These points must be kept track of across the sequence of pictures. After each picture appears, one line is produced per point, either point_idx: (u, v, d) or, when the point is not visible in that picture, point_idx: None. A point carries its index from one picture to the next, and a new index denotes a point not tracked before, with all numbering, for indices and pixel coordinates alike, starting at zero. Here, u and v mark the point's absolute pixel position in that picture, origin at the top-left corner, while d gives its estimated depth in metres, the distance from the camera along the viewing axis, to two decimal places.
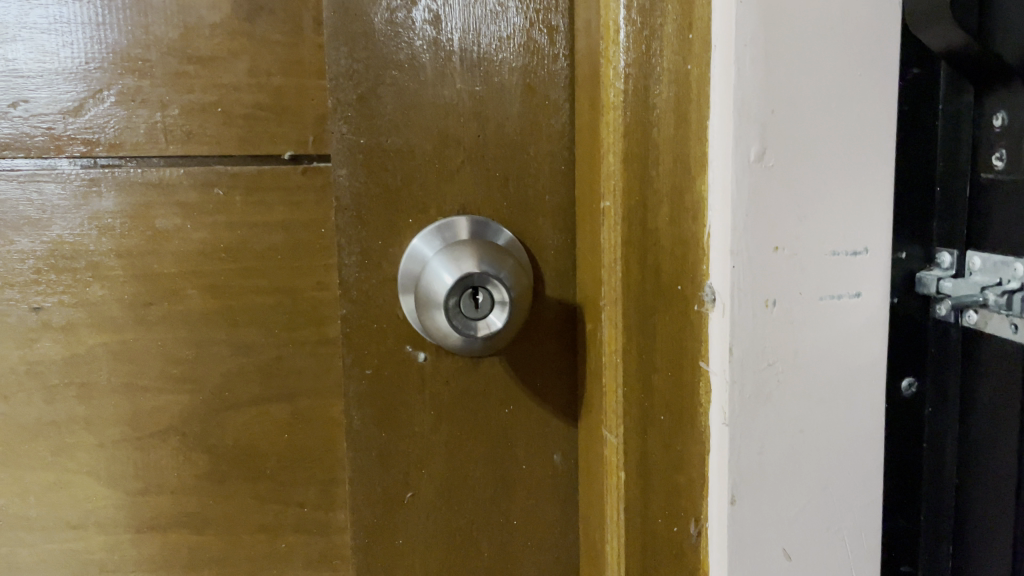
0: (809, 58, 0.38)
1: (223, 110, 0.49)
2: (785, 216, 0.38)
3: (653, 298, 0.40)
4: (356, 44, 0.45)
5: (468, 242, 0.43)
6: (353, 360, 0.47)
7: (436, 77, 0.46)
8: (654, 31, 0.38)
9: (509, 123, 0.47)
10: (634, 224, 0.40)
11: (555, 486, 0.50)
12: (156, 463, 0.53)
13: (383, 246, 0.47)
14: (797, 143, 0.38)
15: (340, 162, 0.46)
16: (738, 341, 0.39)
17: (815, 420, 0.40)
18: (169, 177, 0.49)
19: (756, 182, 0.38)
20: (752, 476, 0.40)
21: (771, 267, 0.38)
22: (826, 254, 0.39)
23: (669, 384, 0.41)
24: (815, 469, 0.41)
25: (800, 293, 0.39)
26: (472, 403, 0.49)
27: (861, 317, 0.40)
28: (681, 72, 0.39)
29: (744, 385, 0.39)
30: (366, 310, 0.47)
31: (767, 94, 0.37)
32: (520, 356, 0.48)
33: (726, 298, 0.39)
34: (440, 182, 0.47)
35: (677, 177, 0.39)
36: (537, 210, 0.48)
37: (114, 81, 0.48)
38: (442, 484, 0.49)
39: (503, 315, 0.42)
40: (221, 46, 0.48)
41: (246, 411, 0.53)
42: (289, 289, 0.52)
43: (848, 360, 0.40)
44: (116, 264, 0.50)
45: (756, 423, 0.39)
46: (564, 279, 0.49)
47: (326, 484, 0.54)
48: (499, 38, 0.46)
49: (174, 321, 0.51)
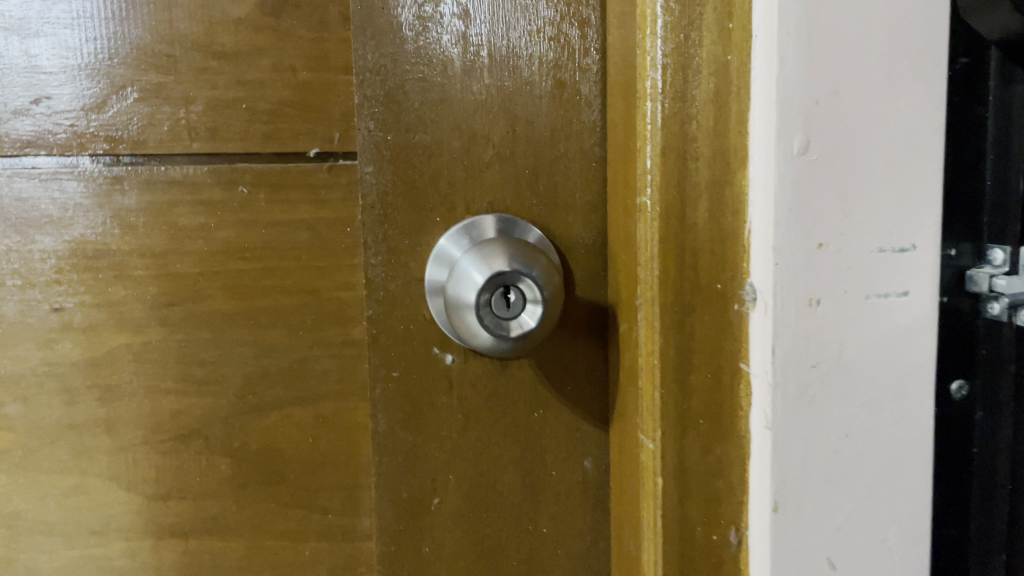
0: (855, 47, 0.36)
1: (247, 106, 0.48)
2: (829, 211, 0.37)
3: (691, 296, 0.39)
4: (383, 39, 0.44)
5: (497, 241, 0.42)
6: (379, 362, 0.46)
7: (464, 72, 0.45)
8: (693, 21, 0.37)
9: (538, 120, 0.46)
10: (671, 220, 0.39)
11: (586, 492, 0.49)
12: (177, 467, 0.52)
13: (410, 244, 0.46)
14: (842, 135, 0.37)
15: (367, 160, 0.45)
16: (781, 340, 0.37)
17: (861, 424, 0.39)
18: (193, 175, 0.49)
19: (799, 176, 0.36)
20: (796, 481, 0.38)
21: (815, 264, 0.37)
22: (873, 250, 0.38)
23: (709, 386, 0.39)
24: (862, 474, 0.39)
25: (846, 291, 0.38)
26: (501, 406, 0.47)
27: (909, 316, 0.39)
28: (721, 63, 0.37)
29: (787, 387, 0.37)
30: (393, 311, 0.46)
31: (811, 84, 0.36)
32: (551, 358, 0.47)
33: (769, 296, 0.37)
34: (469, 180, 0.46)
35: (717, 171, 0.38)
36: (568, 207, 0.47)
37: (137, 77, 0.47)
38: (469, 490, 0.48)
39: (535, 314, 0.41)
40: (245, 42, 0.47)
41: (268, 415, 0.52)
42: (313, 289, 0.51)
43: (896, 361, 0.39)
44: (139, 264, 0.49)
45: (799, 426, 0.38)
46: (595, 279, 0.47)
47: (350, 490, 0.53)
48: (529, 32, 0.45)
49: (197, 322, 0.50)
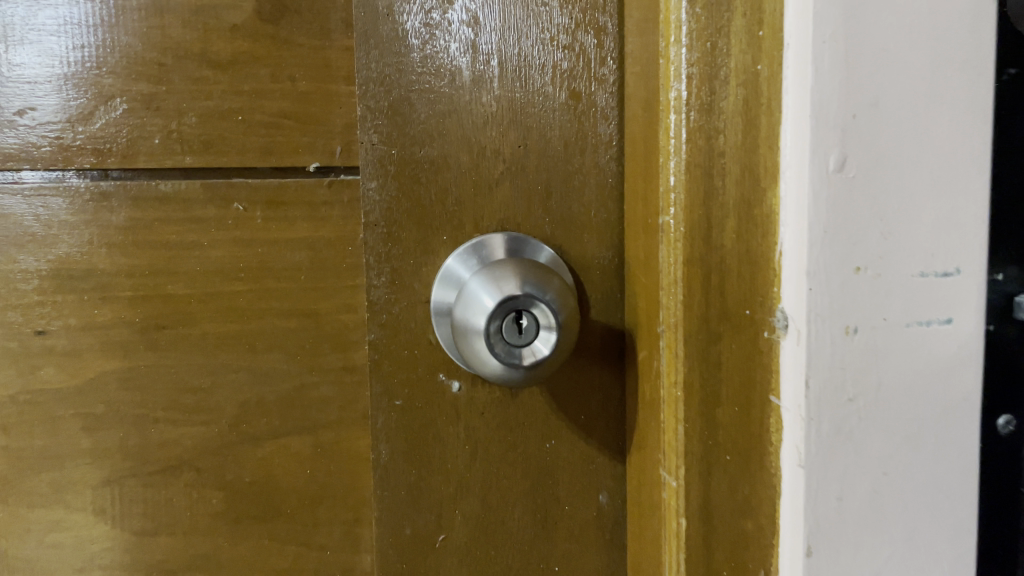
0: (896, 55, 0.34)
1: (244, 118, 0.45)
2: (867, 233, 0.34)
3: (717, 324, 0.36)
4: (388, 48, 0.42)
5: (507, 262, 0.39)
6: (381, 391, 0.44)
7: (473, 82, 0.42)
8: (721, 28, 0.35)
9: (551, 133, 0.43)
10: (695, 241, 0.36)
11: (601, 528, 0.46)
12: (165, 500, 0.49)
13: (415, 265, 0.43)
14: (880, 151, 0.34)
15: (370, 174, 0.43)
16: (815, 372, 0.34)
17: (900, 461, 0.36)
18: (185, 190, 0.46)
19: (835, 194, 0.34)
20: (831, 524, 0.35)
21: (853, 289, 0.34)
22: (914, 275, 0.35)
23: (736, 420, 0.37)
24: (901, 516, 0.36)
25: (884, 319, 0.35)
26: (511, 437, 0.44)
27: (952, 345, 0.36)
28: (750, 74, 0.35)
29: (821, 422, 0.35)
30: (396, 335, 0.44)
31: (848, 96, 0.33)
32: (564, 386, 0.44)
33: (802, 324, 0.34)
34: (478, 196, 0.43)
35: (745, 189, 0.35)
36: (582, 226, 0.44)
37: (126, 87, 0.45)
38: (477, 527, 0.45)
39: (549, 341, 0.38)
40: (242, 50, 0.45)
41: (263, 445, 0.49)
42: (312, 311, 0.48)
43: (938, 394, 0.36)
44: (127, 285, 0.47)
45: (833, 464, 0.35)
46: (611, 302, 0.44)
47: (350, 525, 0.50)
48: (542, 40, 0.42)
49: (188, 346, 0.48)
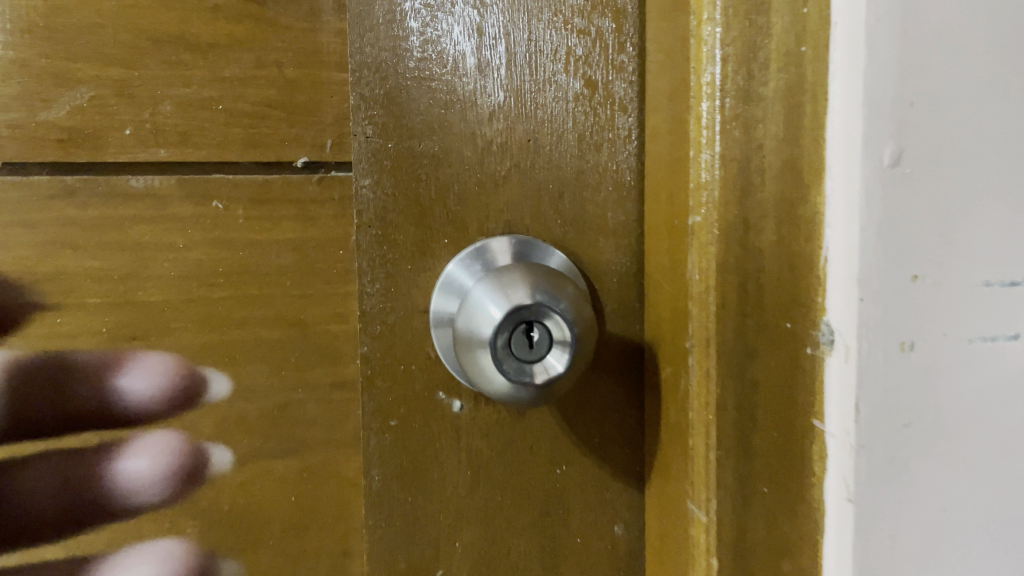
0: (958, 37, 0.30)
1: (225, 107, 0.43)
2: (925, 237, 0.30)
3: (754, 338, 0.32)
4: (385, 31, 0.38)
5: (514, 268, 0.35)
6: (375, 409, 0.39)
7: (478, 69, 0.38)
8: (760, 4, 0.31)
9: (564, 126, 0.39)
10: (731, 245, 0.32)
11: (615, 564, 0.41)
12: (134, 529, 0.46)
13: (412, 271, 0.39)
14: (940, 144, 0.30)
15: (363, 170, 0.39)
16: (866, 394, 0.30)
17: (960, 495, 0.32)
18: (160, 186, 0.44)
19: (890, 192, 0.30)
20: (883, 566, 0.31)
21: (909, 301, 0.30)
22: (977, 284, 0.32)
23: (774, 447, 0.33)
24: (960, 555, 0.33)
25: (944, 334, 0.31)
26: (519, 462, 0.40)
27: (1016, 364, 0.32)
28: (793, 56, 0.31)
29: (873, 450, 0.31)
30: (392, 347, 0.40)
31: (905, 81, 0.29)
32: (577, 405, 0.40)
33: (852, 340, 0.30)
34: (483, 195, 0.39)
35: (785, 186, 0.31)
36: (597, 229, 0.40)
37: (96, 73, 0.42)
38: (480, 561, 0.40)
39: (563, 356, 0.34)
40: (224, 32, 0.43)
41: (241, 469, 0.47)
42: (299, 320, 0.46)
43: (1001, 418, 0.32)
44: (94, 290, 0.44)
45: (886, 499, 0.31)
46: (628, 314, 0.40)
47: (339, 558, 0.49)
48: (555, 24, 0.38)
49: (159, 355, 0.45)
